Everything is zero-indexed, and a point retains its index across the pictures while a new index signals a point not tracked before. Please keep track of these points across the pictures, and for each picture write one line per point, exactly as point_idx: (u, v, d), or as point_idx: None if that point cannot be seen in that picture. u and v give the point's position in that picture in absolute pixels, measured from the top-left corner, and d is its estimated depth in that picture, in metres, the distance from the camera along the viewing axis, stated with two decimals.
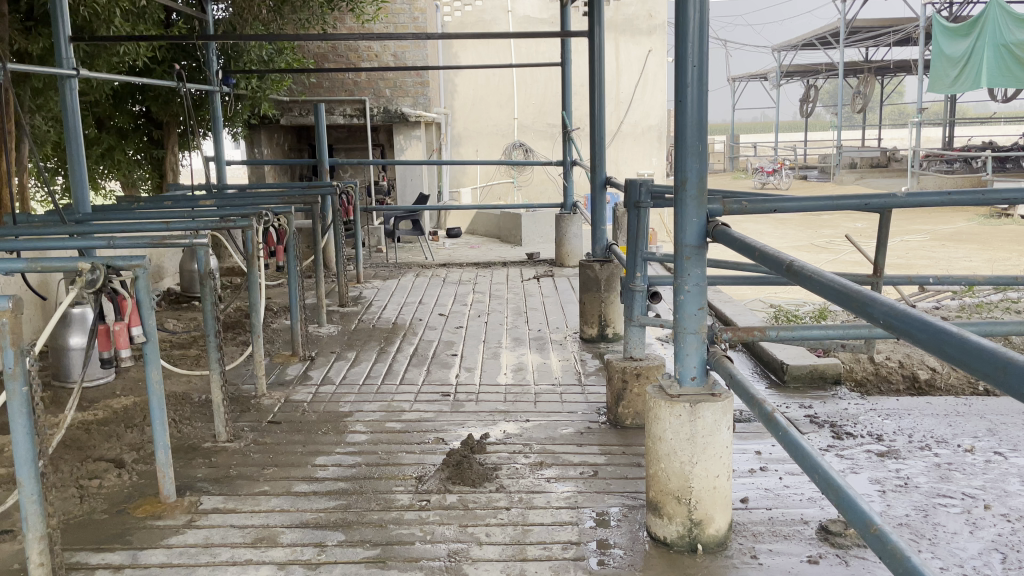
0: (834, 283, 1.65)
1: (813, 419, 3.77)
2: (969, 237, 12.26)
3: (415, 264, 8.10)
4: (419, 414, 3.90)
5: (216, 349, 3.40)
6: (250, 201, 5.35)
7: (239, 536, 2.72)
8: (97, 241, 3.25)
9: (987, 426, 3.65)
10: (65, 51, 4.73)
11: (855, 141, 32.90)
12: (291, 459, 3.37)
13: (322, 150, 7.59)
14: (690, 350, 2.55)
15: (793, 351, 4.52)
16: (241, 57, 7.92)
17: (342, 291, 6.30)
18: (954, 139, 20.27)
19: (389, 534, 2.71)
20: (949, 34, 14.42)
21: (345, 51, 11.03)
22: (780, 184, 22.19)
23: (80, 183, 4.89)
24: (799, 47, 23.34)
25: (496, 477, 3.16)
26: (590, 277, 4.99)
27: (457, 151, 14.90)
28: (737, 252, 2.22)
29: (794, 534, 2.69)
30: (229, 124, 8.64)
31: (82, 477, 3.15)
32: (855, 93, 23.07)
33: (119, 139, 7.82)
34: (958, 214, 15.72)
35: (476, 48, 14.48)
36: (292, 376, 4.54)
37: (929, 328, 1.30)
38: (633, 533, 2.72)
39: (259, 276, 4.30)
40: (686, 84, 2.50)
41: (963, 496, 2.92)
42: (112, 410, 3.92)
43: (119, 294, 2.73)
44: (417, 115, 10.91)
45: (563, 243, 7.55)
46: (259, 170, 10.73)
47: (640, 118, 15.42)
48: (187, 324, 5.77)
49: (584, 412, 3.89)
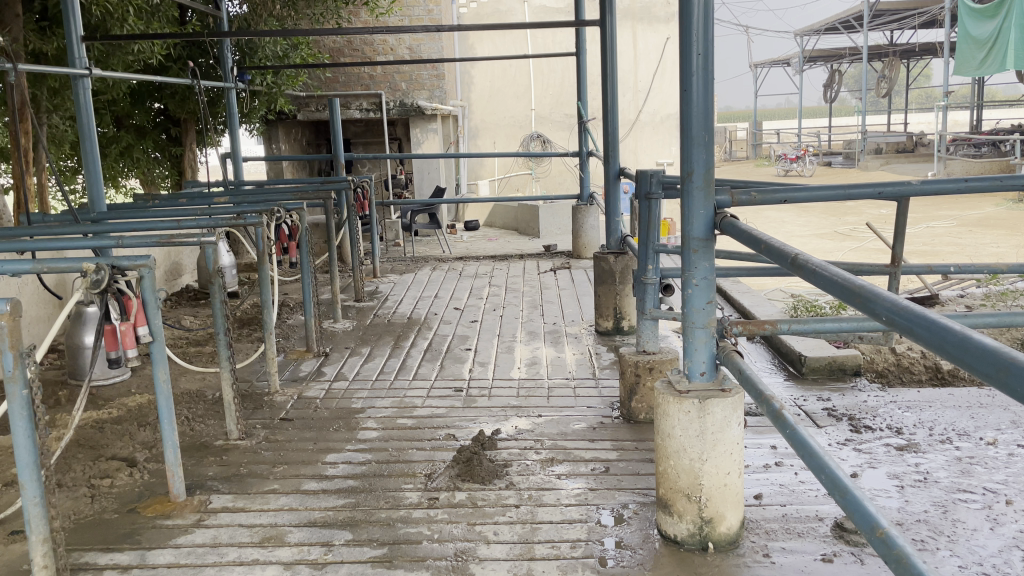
0: (835, 278, 1.59)
1: (830, 412, 3.70)
2: (996, 223, 12.00)
3: (432, 258, 8.08)
4: (431, 409, 3.88)
5: (226, 348, 3.39)
6: (265, 197, 5.35)
7: (247, 535, 2.71)
8: (107, 241, 3.24)
9: (1011, 418, 3.56)
10: (77, 50, 4.73)
11: (881, 125, 32.33)
12: (301, 457, 3.36)
13: (338, 144, 7.54)
14: (698, 345, 2.50)
15: (811, 342, 4.45)
16: (256, 54, 7.93)
17: (357, 286, 6.29)
18: (981, 121, 19.83)
19: (396, 533, 2.70)
20: (975, 16, 14.11)
21: (361, 45, 11.09)
22: (804, 171, 21.91)
23: (94, 182, 4.89)
24: (822, 32, 22.99)
25: (506, 474, 3.13)
26: (605, 269, 4.95)
27: (475, 143, 14.89)
28: (743, 244, 2.16)
29: (808, 532, 2.63)
30: (246, 121, 8.65)
31: (93, 477, 3.17)
32: (879, 78, 22.69)
33: (138, 138, 7.87)
34: (985, 199, 15.40)
35: (492, 40, 14.42)
36: (306, 373, 4.54)
37: (930, 325, 1.24)
38: (644, 531, 2.69)
39: (270, 273, 4.26)
40: (691, 74, 2.44)
41: (984, 491, 2.85)
42: (126, 408, 3.95)
43: (125, 294, 2.71)
44: (433, 108, 10.89)
45: (580, 234, 7.50)
46: (278, 165, 10.78)
47: (660, 107, 15.26)
48: (203, 321, 5.80)
49: (598, 407, 3.85)
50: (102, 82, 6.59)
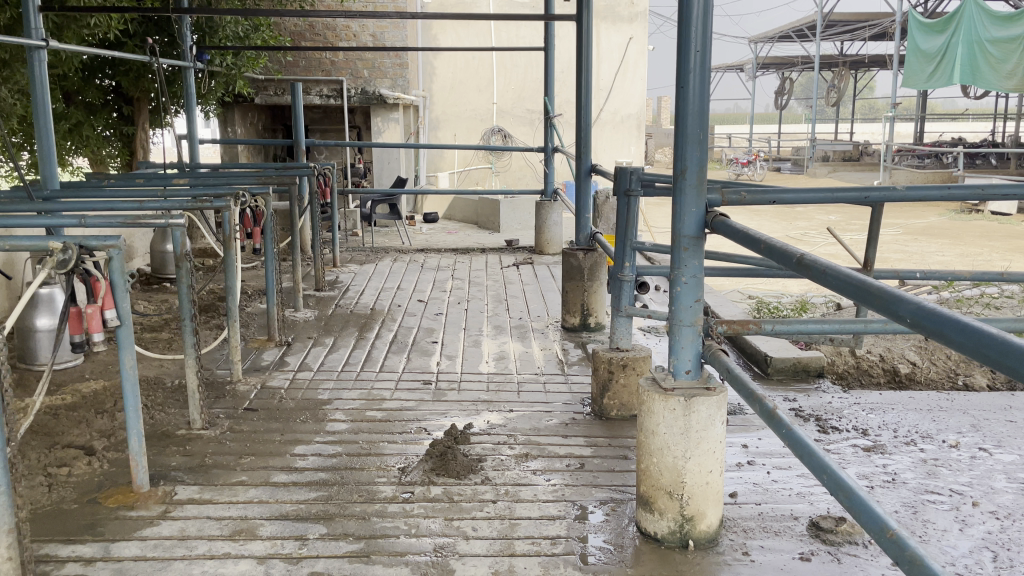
0: (851, 279, 1.60)
1: (797, 413, 3.75)
2: (939, 232, 12.40)
3: (392, 250, 7.97)
4: (400, 402, 3.82)
5: (191, 335, 3.28)
6: (225, 181, 5.20)
7: (217, 528, 2.62)
8: (66, 219, 3.09)
9: (971, 422, 3.66)
10: (33, 20, 4.52)
11: (829, 135, 33.06)
12: (268, 449, 3.27)
13: (299, 131, 7.35)
14: (685, 343, 2.50)
15: (775, 343, 4.51)
16: (216, 33, 7.71)
17: (317, 275, 6.17)
18: (926, 134, 20.41)
19: (372, 527, 2.64)
20: (925, 30, 14.55)
21: (322, 30, 10.91)
22: (754, 175, 22.29)
23: (48, 158, 4.67)
24: (776, 40, 23.42)
25: (481, 469, 3.09)
26: (573, 265, 4.93)
27: (435, 135, 14.78)
28: (738, 243, 2.17)
29: (785, 530, 2.66)
30: (202, 101, 8.41)
31: (50, 465, 3.04)
32: (829, 88, 23.18)
33: (88, 115, 7.55)
34: (929, 209, 15.86)
35: (455, 32, 14.30)
36: (268, 362, 4.43)
37: (964, 329, 1.23)
38: (621, 528, 2.68)
39: (235, 258, 4.12)
40: (687, 72, 2.42)
41: (950, 492, 2.91)
42: (81, 395, 3.80)
43: (92, 275, 2.56)
44: (395, 97, 10.79)
45: (543, 230, 7.48)
46: (233, 149, 10.53)
47: (620, 106, 15.37)
48: (157, 307, 5.63)
49: (568, 403, 3.84)
50: (55, 55, 6.32)
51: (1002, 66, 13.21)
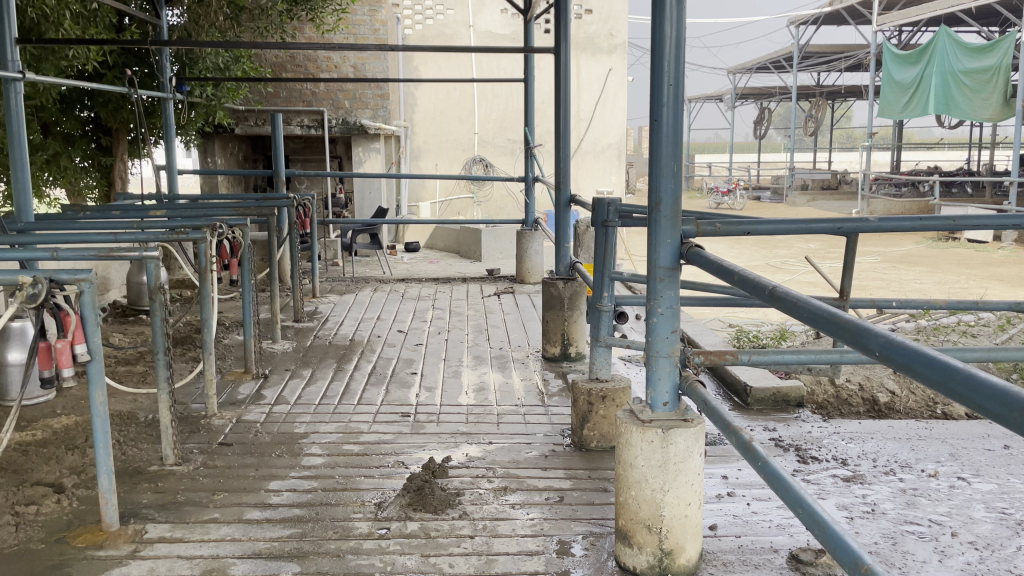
0: (820, 311, 1.60)
1: (777, 443, 3.74)
2: (917, 260, 12.53)
3: (373, 279, 7.96)
4: (377, 435, 3.77)
5: (165, 368, 3.23)
6: (203, 212, 5.18)
7: (187, 568, 2.56)
8: (38, 252, 3.03)
9: (950, 451, 3.66)
10: (10, 52, 4.50)
11: (807, 164, 33.51)
12: (243, 484, 3.21)
13: (279, 161, 7.31)
14: (661, 375, 2.48)
15: (755, 372, 4.51)
16: (195, 64, 7.76)
17: (296, 306, 6.13)
18: (902, 164, 20.71)
19: (347, 565, 2.59)
20: (899, 61, 14.82)
21: (303, 61, 10.97)
22: (735, 204, 22.51)
23: (23, 191, 4.62)
24: (754, 71, 23.76)
25: (458, 503, 3.05)
26: (553, 295, 4.92)
27: (417, 164, 14.84)
28: (712, 274, 2.16)
29: (765, 564, 2.63)
30: (182, 132, 8.40)
31: (17, 503, 2.96)
32: (807, 117, 23.51)
33: (66, 146, 7.49)
34: (907, 237, 16.05)
35: (437, 63, 14.44)
36: (244, 395, 4.36)
37: (932, 363, 1.22)
38: (600, 563, 2.64)
39: (212, 290, 4.06)
40: (661, 104, 2.43)
41: (930, 523, 2.91)
42: (51, 431, 3.73)
43: (62, 309, 2.54)
44: (376, 127, 10.83)
45: (524, 260, 7.50)
46: (213, 179, 10.51)
47: (600, 136, 15.49)
48: (133, 340, 5.57)
49: (548, 435, 3.81)
50: (33, 86, 6.31)
51: (977, 95, 13.54)
